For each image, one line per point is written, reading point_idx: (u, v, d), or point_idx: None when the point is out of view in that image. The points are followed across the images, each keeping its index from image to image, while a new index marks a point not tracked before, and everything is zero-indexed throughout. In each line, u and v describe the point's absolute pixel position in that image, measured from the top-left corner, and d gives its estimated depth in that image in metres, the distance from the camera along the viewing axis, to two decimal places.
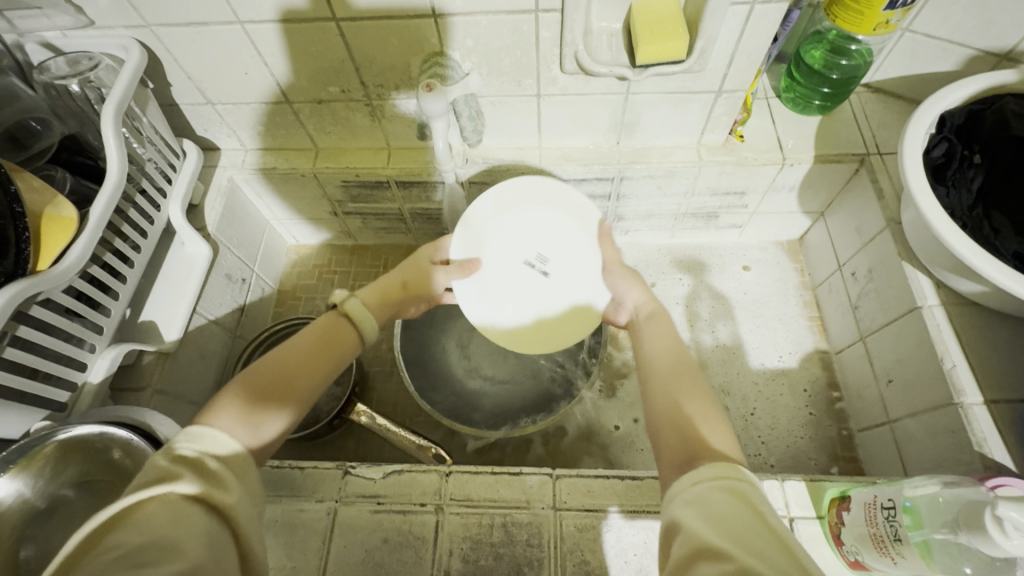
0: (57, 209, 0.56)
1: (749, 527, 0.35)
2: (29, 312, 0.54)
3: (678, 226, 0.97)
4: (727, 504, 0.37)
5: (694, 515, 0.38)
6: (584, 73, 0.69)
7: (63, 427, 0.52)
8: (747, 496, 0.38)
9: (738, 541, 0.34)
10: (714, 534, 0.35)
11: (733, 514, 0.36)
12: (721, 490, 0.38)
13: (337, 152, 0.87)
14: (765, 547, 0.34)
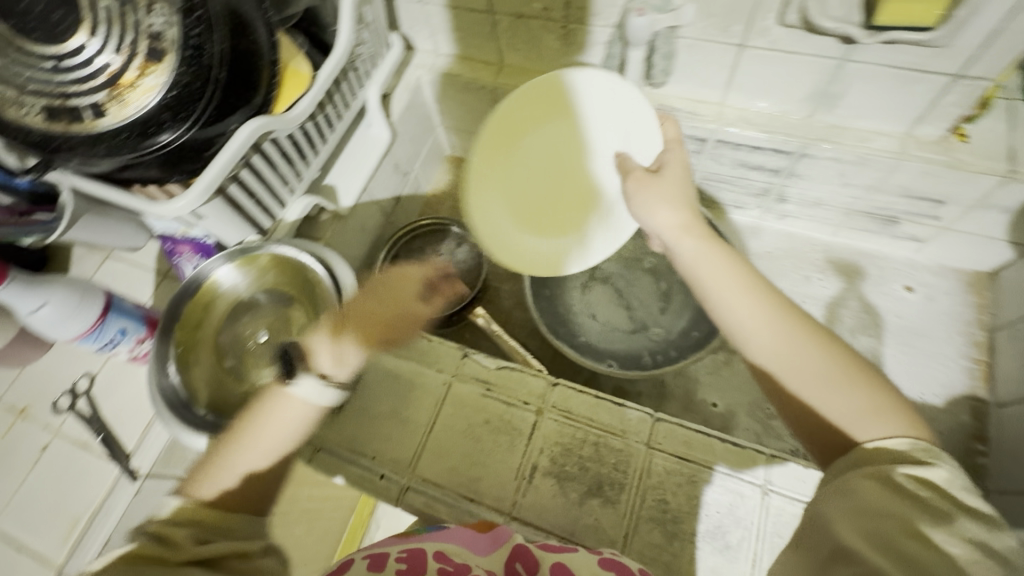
0: (297, 65, 0.66)
1: (894, 522, 0.37)
2: (262, 146, 0.64)
3: (846, 223, 0.88)
4: (872, 495, 0.39)
5: (837, 506, 0.40)
6: (806, 28, 0.64)
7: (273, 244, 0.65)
8: (913, 487, 0.38)
9: (873, 542, 0.37)
10: (849, 531, 0.38)
11: (879, 506, 0.38)
12: (867, 479, 0.40)
13: (519, 71, 0.90)
14: (897, 537, 0.36)
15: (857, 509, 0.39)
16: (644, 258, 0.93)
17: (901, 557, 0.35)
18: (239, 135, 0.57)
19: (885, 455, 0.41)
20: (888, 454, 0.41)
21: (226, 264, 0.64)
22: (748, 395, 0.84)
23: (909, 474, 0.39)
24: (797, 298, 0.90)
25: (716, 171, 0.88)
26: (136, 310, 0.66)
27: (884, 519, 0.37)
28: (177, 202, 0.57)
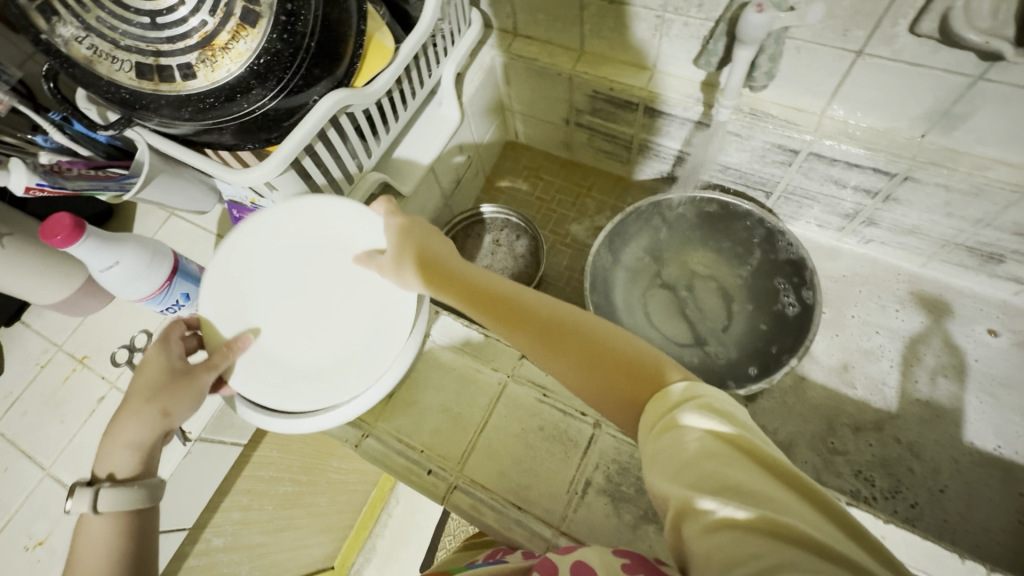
0: (382, 38, 0.63)
1: (743, 472, 0.36)
2: (338, 119, 0.62)
3: (940, 255, 0.81)
4: (687, 444, 0.37)
5: (668, 475, 0.37)
6: (941, 39, 0.57)
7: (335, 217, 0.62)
8: (723, 426, 0.37)
9: (738, 492, 0.35)
10: (701, 493, 0.35)
11: (737, 473, 0.36)
12: (682, 427, 0.38)
13: (600, 60, 0.85)
14: (787, 502, 0.34)
15: (719, 478, 0.35)
16: (710, 270, 0.88)
17: (772, 507, 0.34)
18: (320, 108, 0.56)
19: (706, 395, 0.40)
20: (721, 402, 0.40)
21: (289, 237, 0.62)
22: (809, 427, 0.79)
23: (729, 416, 0.39)
24: (873, 330, 0.84)
25: (803, 186, 0.82)
26: (200, 275, 0.66)
27: (757, 478, 0.36)
28: (253, 171, 0.55)
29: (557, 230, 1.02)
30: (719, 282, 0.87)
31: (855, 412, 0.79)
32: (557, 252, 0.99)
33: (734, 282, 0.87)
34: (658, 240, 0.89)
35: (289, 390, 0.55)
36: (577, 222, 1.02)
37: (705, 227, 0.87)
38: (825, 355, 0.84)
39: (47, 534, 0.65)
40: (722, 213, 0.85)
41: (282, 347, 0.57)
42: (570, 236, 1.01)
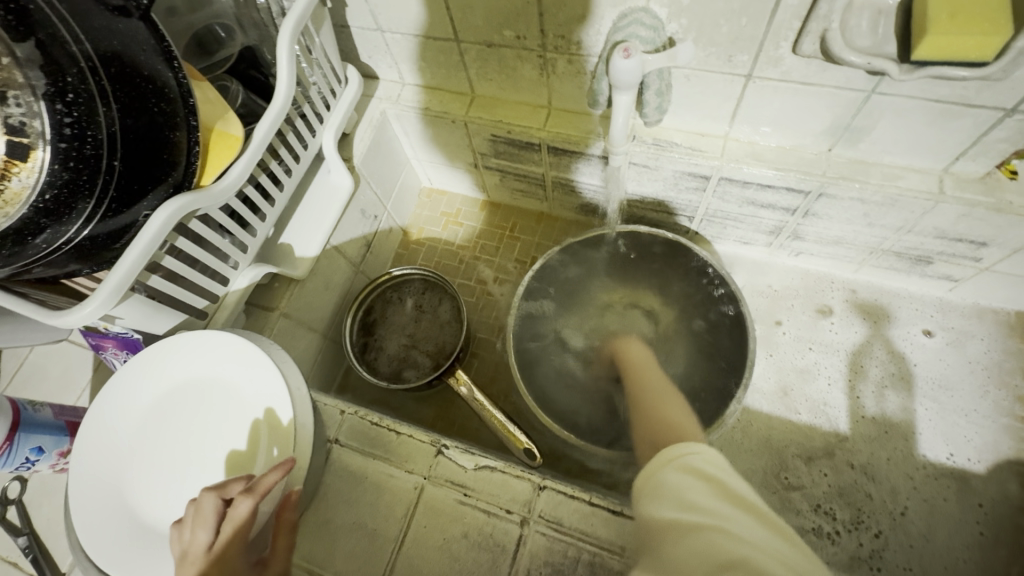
0: (227, 126, 0.56)
1: (712, 496, 0.40)
2: (188, 225, 0.54)
3: (869, 261, 0.78)
4: (678, 477, 0.42)
5: (664, 504, 0.41)
6: (824, 59, 0.53)
7: (182, 352, 0.54)
8: (718, 477, 0.41)
9: (709, 515, 0.38)
10: (682, 515, 0.39)
11: (715, 504, 0.39)
12: (682, 471, 0.42)
13: (493, 103, 0.80)
14: (759, 535, 0.36)
15: (693, 502, 0.40)
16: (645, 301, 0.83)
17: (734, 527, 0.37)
18: (154, 222, 0.48)
19: (705, 452, 0.44)
20: (718, 461, 0.43)
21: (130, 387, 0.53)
22: (761, 463, 0.75)
23: (728, 474, 0.42)
24: (814, 346, 0.81)
25: (722, 209, 0.78)
26: (56, 419, 0.57)
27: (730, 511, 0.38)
28: (84, 309, 0.48)
29: (484, 278, 0.95)
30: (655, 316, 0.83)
31: (807, 437, 0.76)
32: (485, 303, 0.93)
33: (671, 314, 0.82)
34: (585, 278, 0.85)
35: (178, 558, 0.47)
36: (503, 267, 0.96)
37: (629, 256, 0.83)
38: (771, 381, 0.80)
39: None
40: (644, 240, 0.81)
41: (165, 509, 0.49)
42: (498, 283, 0.95)
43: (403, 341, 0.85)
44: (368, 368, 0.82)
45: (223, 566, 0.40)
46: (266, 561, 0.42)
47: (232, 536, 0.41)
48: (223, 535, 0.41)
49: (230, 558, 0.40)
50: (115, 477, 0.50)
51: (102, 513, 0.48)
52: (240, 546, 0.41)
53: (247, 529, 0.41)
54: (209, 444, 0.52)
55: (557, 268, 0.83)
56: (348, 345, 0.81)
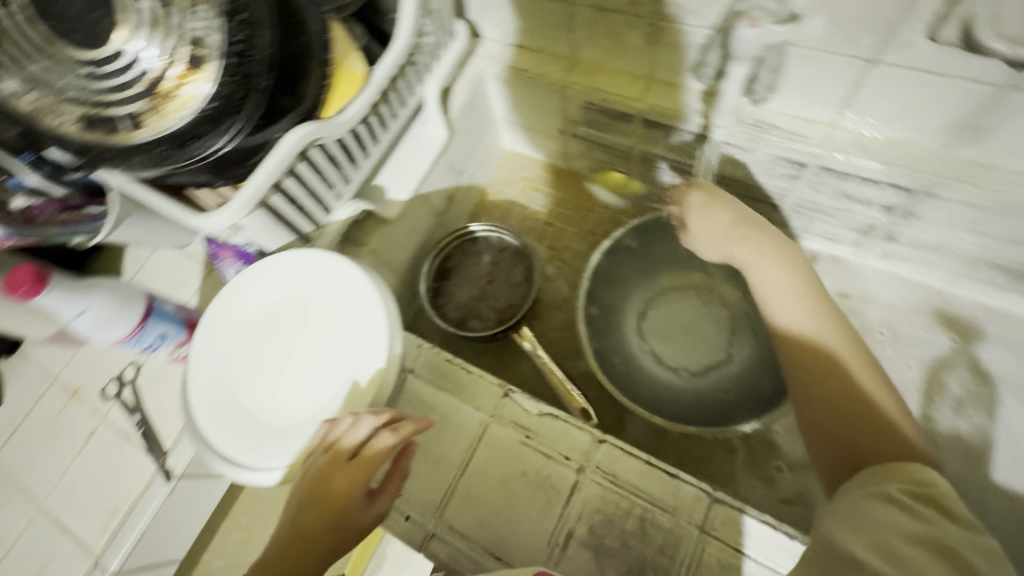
0: (353, 64, 0.61)
1: (895, 527, 0.41)
2: (309, 153, 0.59)
3: (968, 273, 0.75)
4: (882, 513, 0.43)
5: (851, 532, 0.43)
6: (963, 46, 0.51)
7: (284, 269, 0.60)
8: (934, 494, 0.44)
9: (885, 551, 0.40)
10: (853, 542, 0.42)
11: (903, 538, 0.41)
12: (886, 502, 0.44)
13: (593, 69, 0.80)
14: (943, 528, 0.42)
15: (882, 538, 0.41)
16: (722, 295, 0.84)
17: (957, 550, 0.40)
18: (286, 141, 0.53)
19: (931, 487, 0.44)
20: (924, 476, 0.46)
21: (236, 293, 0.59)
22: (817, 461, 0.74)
23: (930, 489, 0.44)
24: (892, 353, 0.78)
25: (814, 200, 0.76)
26: (177, 313, 0.65)
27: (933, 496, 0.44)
28: (219, 215, 0.54)
29: (556, 244, 0.97)
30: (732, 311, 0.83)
31: None
32: (554, 269, 0.95)
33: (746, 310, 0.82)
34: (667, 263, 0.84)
35: (269, 444, 0.53)
36: (576, 236, 0.97)
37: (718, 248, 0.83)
38: None
39: (43, 568, 0.65)
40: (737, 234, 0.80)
41: (264, 407, 0.55)
42: (569, 251, 0.97)
43: (473, 292, 0.88)
44: (437, 313, 0.86)
45: (349, 488, 0.46)
46: (378, 495, 0.49)
47: (366, 466, 0.47)
48: (360, 461, 0.47)
49: (353, 485, 0.46)
50: (226, 375, 0.57)
51: (217, 404, 0.55)
52: (368, 473, 0.47)
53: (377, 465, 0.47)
54: (301, 356, 0.57)
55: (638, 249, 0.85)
56: (422, 290, 0.86)
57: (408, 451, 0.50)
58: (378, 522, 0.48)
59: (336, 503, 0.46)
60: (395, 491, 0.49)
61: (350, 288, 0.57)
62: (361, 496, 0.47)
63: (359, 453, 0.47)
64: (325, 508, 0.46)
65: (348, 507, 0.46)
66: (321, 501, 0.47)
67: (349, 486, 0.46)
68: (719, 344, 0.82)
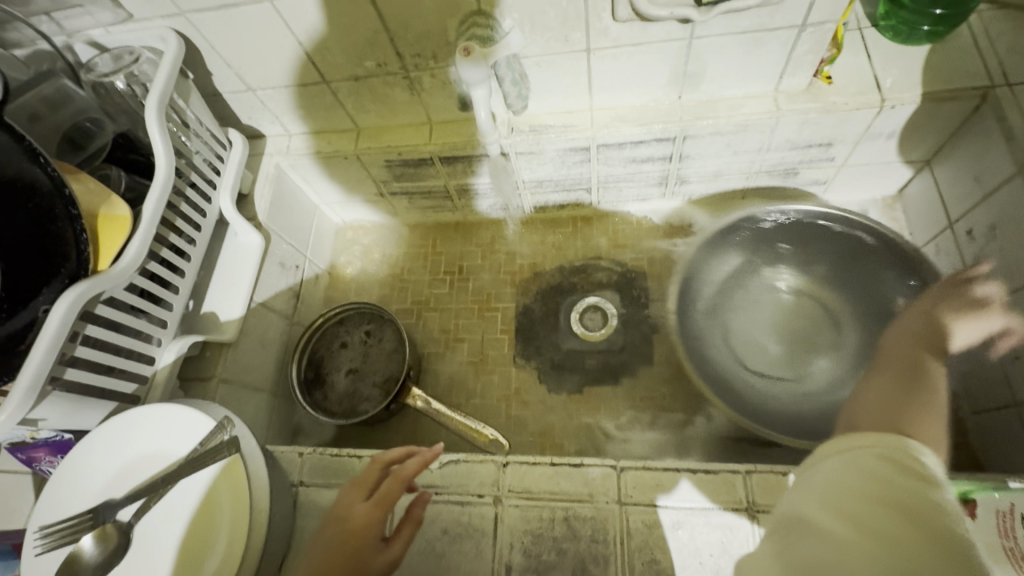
0: (112, 208, 0.57)
1: (852, 486, 0.33)
2: (95, 312, 0.54)
3: (752, 186, 0.87)
4: (842, 474, 0.34)
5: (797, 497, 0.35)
6: (640, 19, 0.61)
7: (114, 434, 0.53)
8: (900, 484, 0.31)
9: (842, 516, 0.31)
10: (804, 504, 0.34)
11: (849, 488, 0.33)
12: (843, 464, 0.34)
13: (379, 131, 0.84)
14: (870, 504, 0.31)
15: (830, 491, 0.33)
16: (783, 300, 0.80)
17: (839, 517, 0.31)
18: (54, 315, 0.48)
19: (883, 447, 0.34)
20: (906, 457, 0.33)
21: (61, 477, 0.52)
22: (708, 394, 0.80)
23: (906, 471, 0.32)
24: None
25: (610, 173, 0.84)
26: (0, 544, 0.56)
27: (928, 490, 0.31)
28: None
29: (419, 297, 0.98)
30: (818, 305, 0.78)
31: None
32: (426, 320, 0.96)
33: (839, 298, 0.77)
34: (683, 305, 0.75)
35: None
36: (434, 281, 0.98)
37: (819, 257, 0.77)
38: None
39: None
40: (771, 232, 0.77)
41: None
42: (433, 298, 0.97)
43: (350, 375, 0.86)
44: (321, 410, 0.82)
45: (369, 519, 0.48)
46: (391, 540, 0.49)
47: (387, 492, 0.50)
48: (379, 492, 0.50)
49: (376, 515, 0.49)
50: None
51: None
52: (387, 503, 0.49)
53: (393, 497, 0.50)
54: (154, 529, 0.49)
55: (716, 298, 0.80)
56: (298, 395, 0.81)
57: (419, 499, 0.52)
58: (390, 568, 0.47)
59: (354, 533, 0.47)
60: (409, 535, 0.50)
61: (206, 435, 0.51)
62: (374, 528, 0.48)
63: (377, 491, 0.50)
64: (338, 540, 0.47)
65: (363, 535, 0.47)
66: (333, 541, 0.47)
67: (366, 515, 0.48)
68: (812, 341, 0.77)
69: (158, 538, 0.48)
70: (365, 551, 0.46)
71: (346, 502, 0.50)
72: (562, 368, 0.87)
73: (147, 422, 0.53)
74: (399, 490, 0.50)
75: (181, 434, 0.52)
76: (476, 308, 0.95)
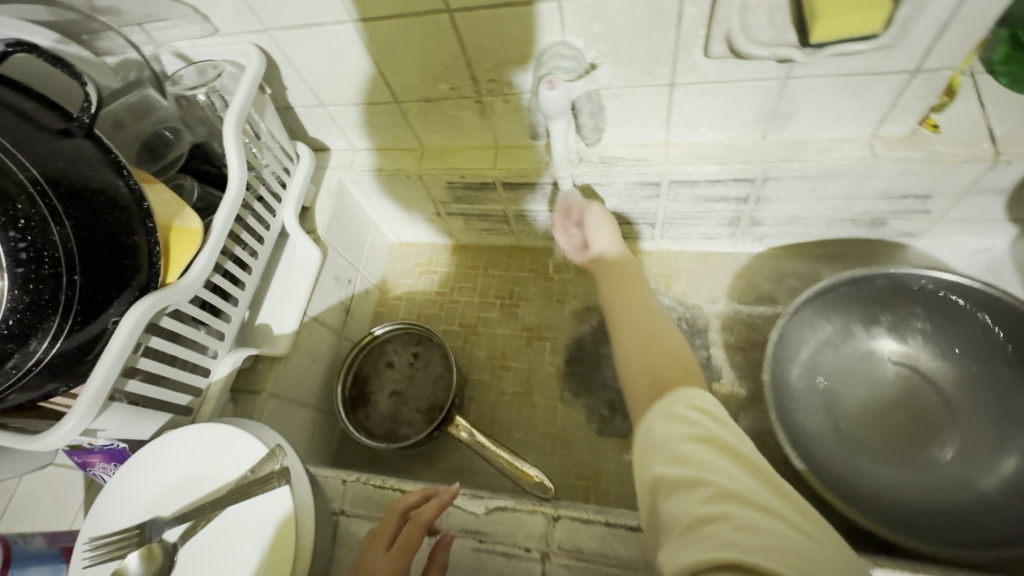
0: (185, 221, 0.57)
1: (694, 442, 0.39)
2: (160, 323, 0.54)
3: (832, 232, 0.81)
4: (668, 428, 0.41)
5: (662, 462, 0.39)
6: (734, 57, 0.57)
7: (168, 449, 0.53)
8: (709, 428, 0.40)
9: (694, 465, 0.38)
10: (671, 468, 0.38)
11: (708, 456, 0.38)
12: (672, 422, 0.41)
13: (443, 152, 0.83)
14: (720, 464, 0.37)
15: (679, 453, 0.39)
16: (896, 369, 0.76)
17: (717, 476, 0.36)
18: (123, 326, 0.49)
19: (698, 398, 0.42)
20: (712, 403, 0.42)
21: (115, 487, 0.52)
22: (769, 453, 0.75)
23: (709, 414, 0.41)
24: None
25: (679, 210, 0.81)
26: (50, 546, 0.55)
27: (728, 438, 0.39)
28: (63, 425, 0.47)
29: (466, 319, 0.96)
30: (936, 389, 0.73)
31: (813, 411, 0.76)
32: (472, 344, 0.93)
33: (964, 393, 0.71)
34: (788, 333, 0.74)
35: None
36: (483, 305, 0.96)
37: (957, 342, 0.72)
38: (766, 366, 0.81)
39: None
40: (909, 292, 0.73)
41: None
42: (481, 322, 0.95)
43: (393, 396, 0.84)
44: (361, 430, 0.81)
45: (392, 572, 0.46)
46: None
47: (406, 543, 0.48)
48: (399, 543, 0.48)
49: (398, 568, 0.47)
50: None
51: None
52: (407, 555, 0.47)
53: (413, 547, 0.48)
54: (197, 553, 0.48)
55: (824, 338, 0.78)
56: (341, 413, 0.80)
57: (440, 542, 0.50)
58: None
59: None
60: None
61: (258, 462, 0.51)
62: None
63: (398, 539, 0.49)
64: None
65: None
66: None
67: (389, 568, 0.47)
68: (922, 423, 0.73)
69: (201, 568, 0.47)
70: None
71: (367, 557, 0.48)
72: (611, 409, 0.83)
73: (201, 441, 0.53)
74: (417, 538, 0.48)
75: (232, 458, 0.51)
76: (525, 336, 0.92)
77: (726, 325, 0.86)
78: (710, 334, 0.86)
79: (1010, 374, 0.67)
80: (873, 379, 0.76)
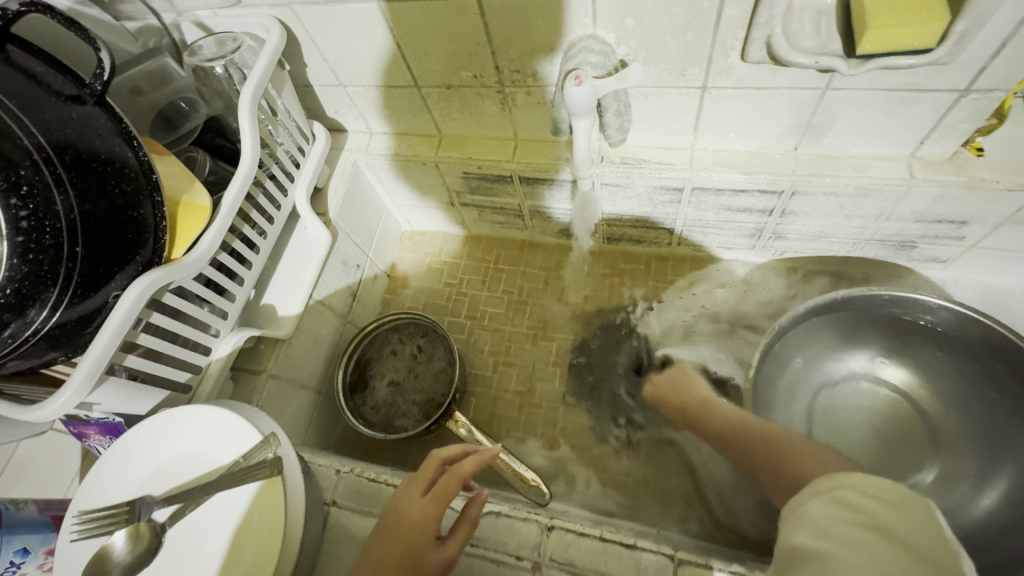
0: (193, 197, 0.56)
1: (849, 528, 0.35)
2: (162, 299, 0.53)
3: (857, 252, 0.78)
4: (827, 509, 0.38)
5: (808, 535, 0.37)
6: (773, 63, 0.54)
7: (163, 425, 0.52)
8: (876, 515, 0.35)
9: (845, 546, 0.34)
10: (813, 541, 0.36)
11: (863, 541, 0.34)
12: (831, 503, 0.38)
13: (461, 141, 0.81)
14: (886, 557, 0.33)
15: (832, 534, 0.35)
16: (878, 389, 0.73)
17: (871, 569, 0.33)
18: (124, 300, 0.48)
19: (863, 483, 0.38)
20: (891, 490, 0.37)
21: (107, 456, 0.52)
22: None
23: (885, 501, 0.36)
24: None
25: (699, 218, 0.78)
26: (41, 515, 0.55)
27: (900, 526, 0.35)
28: (59, 397, 0.46)
29: (473, 312, 0.95)
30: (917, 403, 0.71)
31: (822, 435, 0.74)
32: (478, 338, 0.92)
33: (944, 409, 0.69)
34: (765, 364, 0.69)
35: None
36: (491, 299, 0.95)
37: (933, 355, 0.69)
38: None
39: None
40: (887, 315, 0.69)
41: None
42: (489, 316, 0.94)
43: (392, 386, 0.83)
44: (358, 418, 0.80)
45: (422, 518, 0.47)
46: (446, 540, 0.48)
47: (440, 495, 0.49)
48: (434, 493, 0.49)
49: (429, 514, 0.48)
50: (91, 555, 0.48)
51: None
52: (440, 506, 0.48)
53: (447, 499, 0.49)
54: (183, 533, 0.48)
55: (801, 365, 0.74)
56: (340, 399, 0.79)
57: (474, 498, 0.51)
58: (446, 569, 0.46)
59: (409, 528, 0.47)
60: (463, 537, 0.48)
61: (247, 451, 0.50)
62: (427, 527, 0.47)
63: (434, 486, 0.50)
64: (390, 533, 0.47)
65: (416, 533, 0.47)
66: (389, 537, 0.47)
67: (420, 513, 0.47)
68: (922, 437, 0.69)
69: (188, 548, 0.47)
70: (419, 548, 0.46)
71: (402, 497, 0.49)
72: (614, 416, 0.82)
73: (197, 421, 0.52)
74: (453, 491, 0.49)
75: (225, 442, 0.51)
76: (531, 334, 0.91)
77: (738, 339, 0.84)
78: (721, 347, 0.84)
79: (989, 390, 0.64)
80: (849, 400, 0.74)
